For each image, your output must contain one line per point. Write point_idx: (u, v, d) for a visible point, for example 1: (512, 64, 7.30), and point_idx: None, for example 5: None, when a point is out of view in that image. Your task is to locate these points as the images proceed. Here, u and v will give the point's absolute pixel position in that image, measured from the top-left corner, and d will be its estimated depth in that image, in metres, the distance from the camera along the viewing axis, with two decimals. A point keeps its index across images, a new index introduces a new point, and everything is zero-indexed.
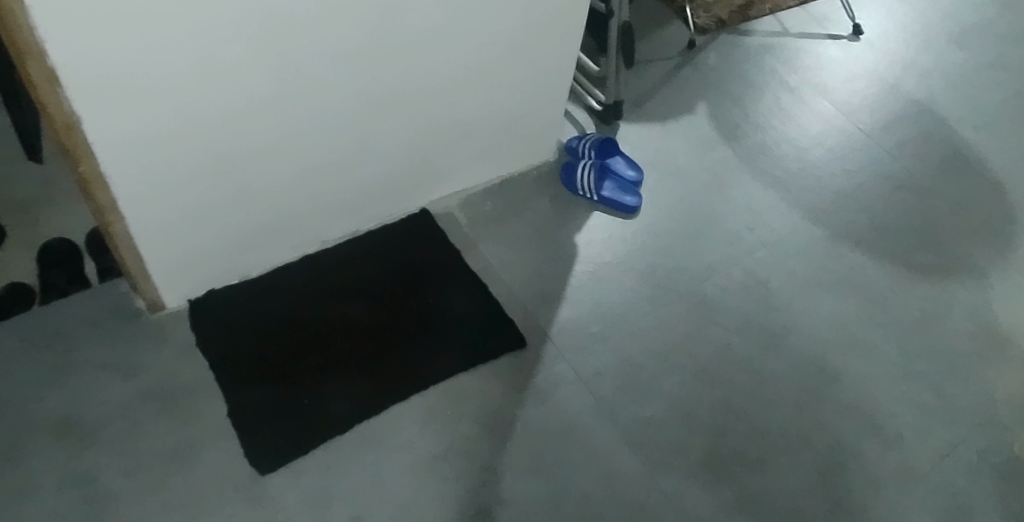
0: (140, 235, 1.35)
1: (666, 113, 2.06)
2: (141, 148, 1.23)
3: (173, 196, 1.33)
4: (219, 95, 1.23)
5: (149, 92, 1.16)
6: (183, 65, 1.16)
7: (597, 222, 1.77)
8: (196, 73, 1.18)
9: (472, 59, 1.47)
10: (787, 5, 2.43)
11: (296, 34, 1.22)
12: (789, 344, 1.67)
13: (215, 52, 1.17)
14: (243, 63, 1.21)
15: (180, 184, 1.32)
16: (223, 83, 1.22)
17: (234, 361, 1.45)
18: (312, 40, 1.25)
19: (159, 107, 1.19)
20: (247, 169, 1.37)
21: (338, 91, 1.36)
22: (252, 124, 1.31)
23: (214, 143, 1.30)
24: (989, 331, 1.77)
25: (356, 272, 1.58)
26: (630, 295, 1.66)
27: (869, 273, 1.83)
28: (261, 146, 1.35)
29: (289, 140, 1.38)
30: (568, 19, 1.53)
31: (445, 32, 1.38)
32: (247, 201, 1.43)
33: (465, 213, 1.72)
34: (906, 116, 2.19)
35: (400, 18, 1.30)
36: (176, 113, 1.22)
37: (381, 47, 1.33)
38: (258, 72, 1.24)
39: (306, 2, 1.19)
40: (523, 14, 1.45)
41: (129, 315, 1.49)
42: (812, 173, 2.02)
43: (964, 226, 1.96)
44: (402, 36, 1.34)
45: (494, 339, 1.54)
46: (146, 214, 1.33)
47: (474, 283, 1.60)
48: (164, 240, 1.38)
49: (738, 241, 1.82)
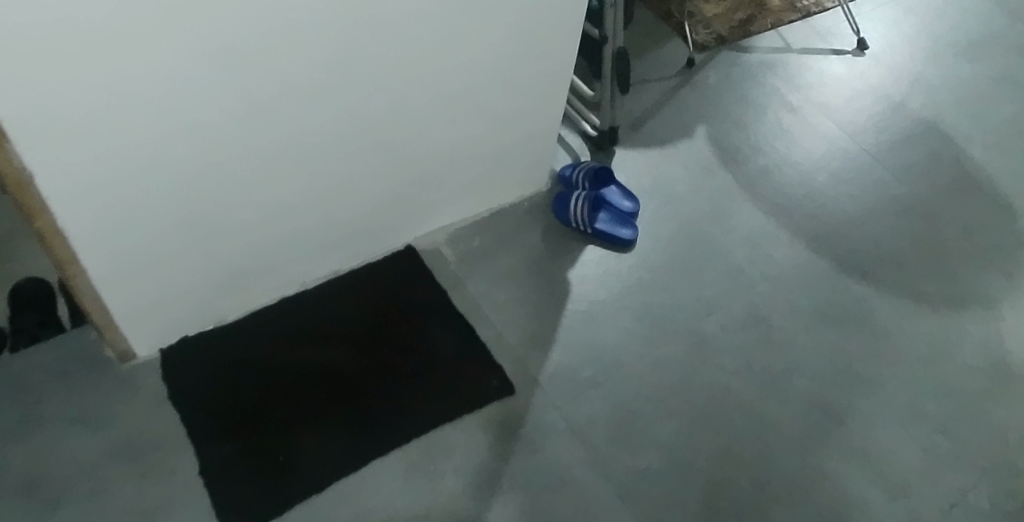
0: (103, 285, 1.28)
1: (664, 136, 1.99)
2: (99, 197, 1.16)
3: (138, 244, 1.26)
4: (176, 136, 1.16)
5: (104, 138, 1.09)
6: (139, 108, 1.09)
7: (591, 257, 1.69)
8: (149, 115, 1.11)
9: (451, 88, 1.39)
10: (790, 19, 2.35)
11: (260, 70, 1.15)
12: (792, 385, 1.59)
13: (173, 93, 1.10)
14: (205, 103, 1.14)
15: (143, 231, 1.25)
16: (180, 124, 1.15)
17: (206, 414, 1.39)
18: (275, 73, 1.17)
19: (115, 152, 1.12)
20: (215, 212, 1.30)
21: (309, 125, 1.28)
22: (216, 163, 1.23)
23: (177, 188, 1.23)
24: (999, 367, 1.69)
25: (336, 316, 1.51)
26: (624, 335, 1.59)
27: (875, 306, 1.76)
28: (229, 188, 1.28)
29: (258, 180, 1.31)
30: (553, 45, 1.45)
31: (422, 61, 1.30)
32: (217, 245, 1.36)
33: (452, 249, 1.64)
34: (912, 135, 2.11)
35: (373, 49, 1.23)
36: (134, 158, 1.15)
37: (354, 78, 1.26)
38: (223, 112, 1.17)
39: (265, 34, 1.11)
40: (504, 39, 1.37)
41: (98, 365, 1.43)
42: (816, 199, 1.94)
43: (972, 254, 1.88)
44: (377, 66, 1.26)
45: (481, 387, 1.46)
46: (108, 264, 1.26)
47: (460, 326, 1.53)
48: (129, 289, 1.32)
49: (738, 273, 1.74)
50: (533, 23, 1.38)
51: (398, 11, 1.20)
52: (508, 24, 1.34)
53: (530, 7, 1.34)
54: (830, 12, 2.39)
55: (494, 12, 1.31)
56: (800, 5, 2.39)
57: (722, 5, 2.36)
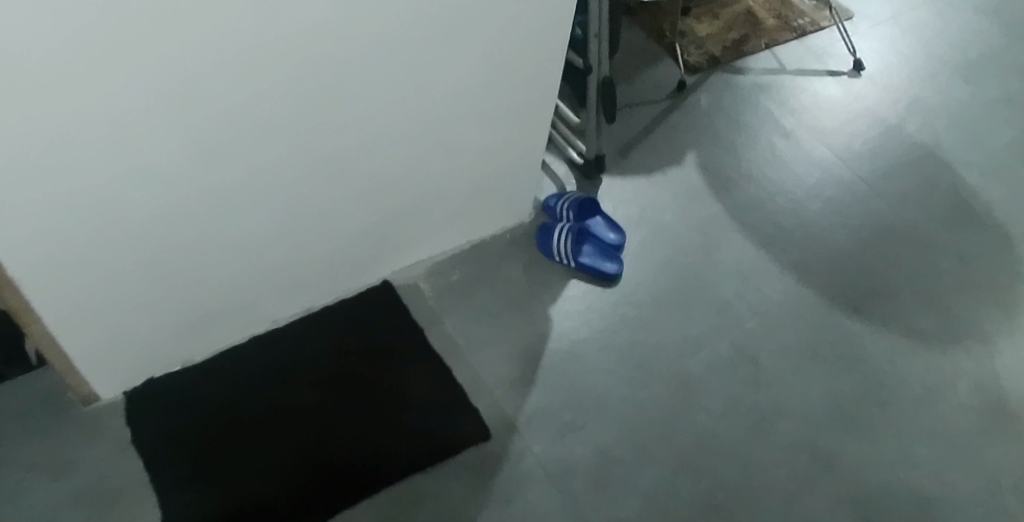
0: (60, 330, 1.25)
1: (653, 163, 1.94)
2: (53, 244, 1.13)
3: (97, 290, 1.23)
4: (125, 176, 1.11)
5: (54, 186, 1.06)
6: (90, 156, 1.06)
7: (574, 292, 1.66)
8: (96, 157, 1.06)
9: (424, 120, 1.34)
10: (785, 39, 2.29)
11: (212, 107, 1.10)
12: (777, 429, 1.56)
13: (127, 139, 1.07)
14: (161, 147, 1.11)
15: (102, 274, 1.22)
16: (129, 164, 1.10)
17: (171, 460, 1.36)
18: (229, 110, 1.12)
19: (66, 199, 1.09)
20: (177, 257, 1.27)
21: (272, 161, 1.23)
22: (173, 203, 1.19)
23: (135, 231, 1.19)
24: (994, 407, 1.64)
25: (308, 357, 1.48)
26: (606, 377, 1.55)
27: (867, 343, 1.70)
28: (191, 230, 1.25)
29: (222, 224, 1.27)
30: (531, 80, 1.41)
31: (390, 89, 1.25)
32: (181, 288, 1.33)
33: (430, 284, 1.61)
34: (908, 161, 2.05)
35: (336, 85, 1.18)
36: (88, 204, 1.11)
37: (319, 111, 1.21)
38: (181, 156, 1.14)
39: (216, 72, 1.06)
40: (479, 69, 1.31)
41: (60, 408, 1.39)
42: (808, 229, 1.89)
43: (968, 286, 1.82)
44: (341, 102, 1.22)
45: (455, 433, 1.43)
46: (65, 311, 1.23)
47: (435, 368, 1.50)
48: (89, 335, 1.29)
49: (726, 309, 1.70)
50: (508, 61, 1.34)
51: (360, 47, 1.15)
52: (481, 60, 1.30)
53: (504, 44, 1.30)
54: (826, 31, 2.33)
55: (466, 49, 1.26)
56: (796, 24, 2.33)
57: (716, 24, 2.30)
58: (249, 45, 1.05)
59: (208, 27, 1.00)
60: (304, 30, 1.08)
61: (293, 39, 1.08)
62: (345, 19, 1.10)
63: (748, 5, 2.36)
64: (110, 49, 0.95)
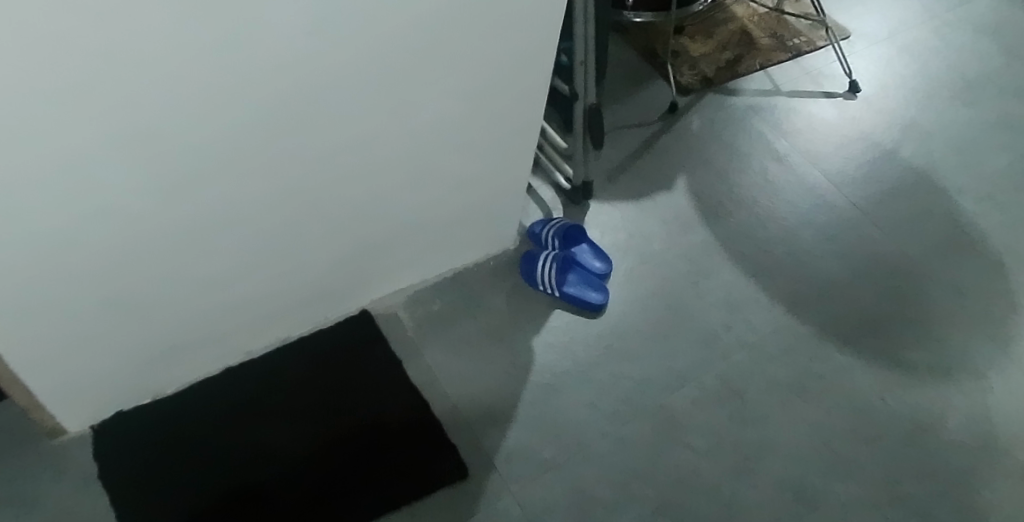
0: (33, 374, 1.26)
1: (641, 189, 1.91)
2: (25, 300, 1.13)
3: (66, 334, 1.23)
4: (84, 214, 1.08)
5: (29, 247, 1.07)
6: (63, 216, 1.06)
7: (557, 323, 1.65)
8: (55, 198, 1.03)
9: (399, 148, 1.30)
10: (779, 59, 2.25)
11: (174, 140, 1.06)
12: (762, 467, 1.52)
13: (99, 198, 1.07)
14: (134, 204, 1.11)
15: (77, 323, 1.23)
16: (90, 202, 1.07)
17: (141, 498, 1.37)
18: (193, 145, 1.08)
19: (40, 257, 1.09)
20: (148, 298, 1.27)
21: (242, 196, 1.20)
22: (137, 239, 1.16)
23: (108, 282, 1.19)
24: (986, 443, 1.58)
25: (281, 391, 1.49)
26: (589, 412, 1.54)
27: (857, 378, 1.66)
28: (163, 276, 1.25)
29: (193, 264, 1.26)
30: (511, 120, 1.40)
31: (361, 116, 1.20)
32: (150, 327, 1.32)
33: (410, 314, 1.62)
34: (903, 185, 2.00)
35: (299, 112, 1.13)
36: (62, 260, 1.12)
37: (286, 141, 1.16)
38: (155, 211, 1.14)
39: (176, 105, 1.01)
40: (456, 100, 1.28)
41: (28, 442, 1.41)
42: (799, 258, 1.84)
43: (962, 317, 1.76)
44: (309, 134, 1.18)
45: (432, 470, 1.43)
46: (34, 356, 1.23)
47: (412, 402, 1.50)
48: (57, 376, 1.29)
49: (713, 342, 1.67)
50: (486, 100, 1.32)
51: (325, 75, 1.10)
52: (458, 97, 1.27)
53: (482, 83, 1.28)
54: (822, 51, 2.29)
55: (441, 87, 1.23)
56: (791, 43, 2.29)
57: (710, 44, 2.27)
58: (217, 95, 1.03)
59: (178, 90, 1.00)
60: (271, 72, 1.05)
61: (261, 83, 1.05)
62: (310, 54, 1.06)
63: (742, 24, 2.32)
64: (80, 116, 0.96)
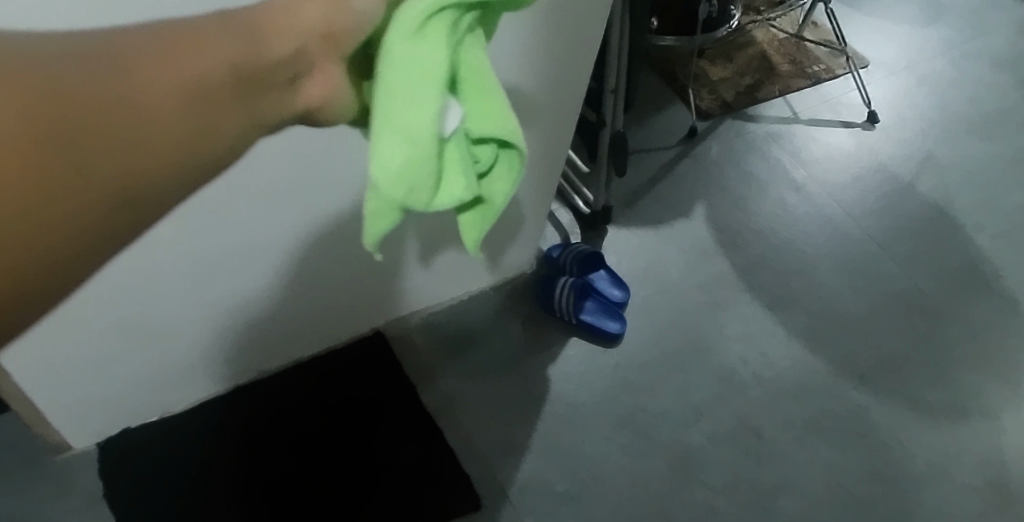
0: (42, 396, 1.26)
1: (658, 215, 1.90)
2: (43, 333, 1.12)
3: (81, 361, 1.23)
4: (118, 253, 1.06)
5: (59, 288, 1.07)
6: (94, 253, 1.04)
7: (573, 352, 1.65)
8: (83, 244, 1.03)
9: None
10: (798, 86, 2.22)
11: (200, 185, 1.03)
12: (776, 506, 1.50)
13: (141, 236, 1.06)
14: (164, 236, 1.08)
15: (88, 353, 1.22)
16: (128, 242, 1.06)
17: (157, 511, 1.40)
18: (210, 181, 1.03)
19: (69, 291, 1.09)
20: (161, 326, 1.25)
21: (265, 231, 1.17)
22: (158, 277, 1.15)
23: (126, 312, 1.18)
24: (1000, 487, 1.55)
25: (295, 409, 1.52)
26: (604, 445, 1.53)
27: (875, 418, 1.62)
28: (175, 301, 1.21)
29: (207, 294, 1.24)
30: (533, 150, 1.38)
31: None
32: (157, 351, 1.31)
33: (424, 338, 1.63)
34: (920, 219, 1.95)
35: (326, 148, 1.08)
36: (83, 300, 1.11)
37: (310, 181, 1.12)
38: (177, 240, 1.11)
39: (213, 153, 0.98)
40: None
41: (35, 455, 1.45)
42: (817, 292, 1.81)
43: (978, 359, 1.72)
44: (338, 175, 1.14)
45: (449, 494, 1.44)
46: (46, 384, 1.23)
47: (428, 424, 1.52)
48: (64, 399, 1.29)
49: (729, 377, 1.65)
50: None
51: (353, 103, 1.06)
52: None
53: None
54: (841, 79, 2.26)
55: None
56: (811, 70, 2.25)
57: (729, 68, 2.24)
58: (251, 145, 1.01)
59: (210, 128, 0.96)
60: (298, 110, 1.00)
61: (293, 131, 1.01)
62: None
63: (763, 49, 2.30)
64: None
